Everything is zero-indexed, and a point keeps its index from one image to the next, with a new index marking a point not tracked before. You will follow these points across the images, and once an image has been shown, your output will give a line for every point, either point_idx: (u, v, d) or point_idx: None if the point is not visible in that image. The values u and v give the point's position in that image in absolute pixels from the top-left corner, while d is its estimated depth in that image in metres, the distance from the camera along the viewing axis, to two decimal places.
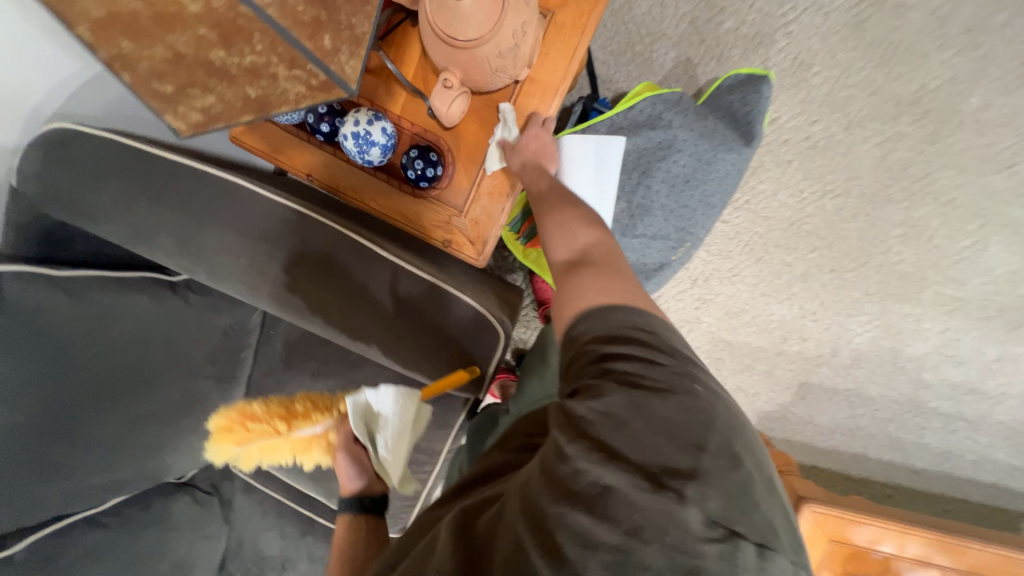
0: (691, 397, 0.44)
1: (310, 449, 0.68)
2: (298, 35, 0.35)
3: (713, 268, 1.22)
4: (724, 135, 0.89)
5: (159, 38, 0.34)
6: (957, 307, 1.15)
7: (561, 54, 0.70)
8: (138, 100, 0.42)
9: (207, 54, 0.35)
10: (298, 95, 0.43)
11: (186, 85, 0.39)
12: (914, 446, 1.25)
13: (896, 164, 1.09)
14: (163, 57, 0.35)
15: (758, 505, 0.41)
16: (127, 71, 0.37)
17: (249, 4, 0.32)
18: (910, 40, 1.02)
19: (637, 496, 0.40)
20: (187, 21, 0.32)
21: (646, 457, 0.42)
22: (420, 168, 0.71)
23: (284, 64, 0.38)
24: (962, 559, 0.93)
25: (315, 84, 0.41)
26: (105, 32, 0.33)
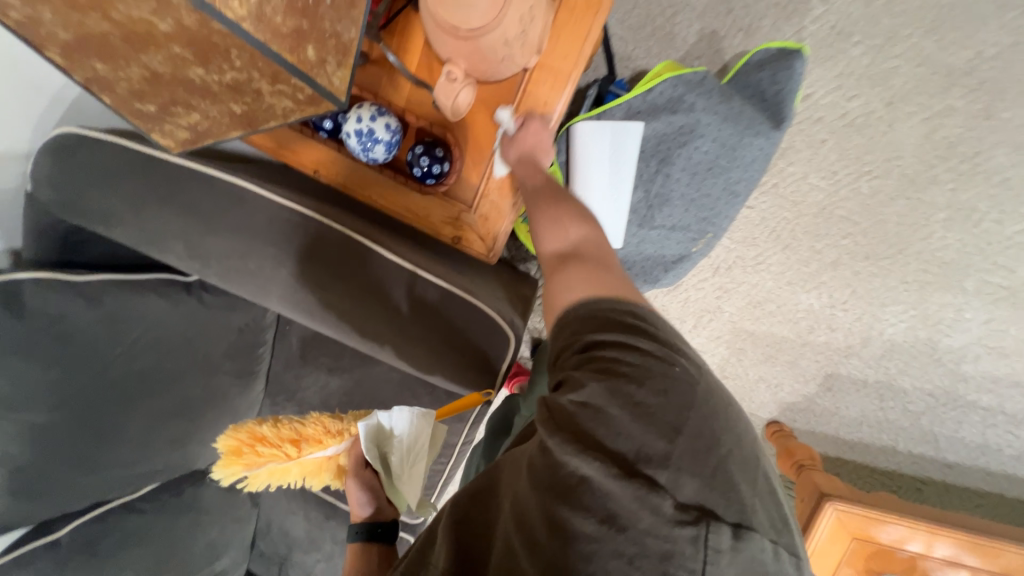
0: (669, 379, 0.43)
1: (321, 473, 0.60)
2: (277, 48, 0.35)
3: (736, 256, 1.16)
4: (751, 118, 0.82)
5: (136, 59, 0.38)
6: (1003, 296, 1.07)
7: (573, 38, 0.65)
8: (135, 119, 0.48)
9: (185, 72, 0.38)
10: (287, 110, 0.44)
11: (170, 103, 0.45)
12: (947, 440, 1.20)
13: (943, 142, 1.00)
14: (142, 75, 0.40)
15: (738, 486, 0.40)
16: (115, 91, 0.43)
17: (223, 21, 0.32)
18: (966, 2, 0.92)
19: (610, 484, 0.40)
20: (160, 40, 0.35)
21: (621, 444, 0.41)
22: (426, 164, 0.68)
23: (266, 79, 0.39)
24: (994, 560, 0.89)
25: (301, 98, 0.42)
26: (85, 54, 0.38)
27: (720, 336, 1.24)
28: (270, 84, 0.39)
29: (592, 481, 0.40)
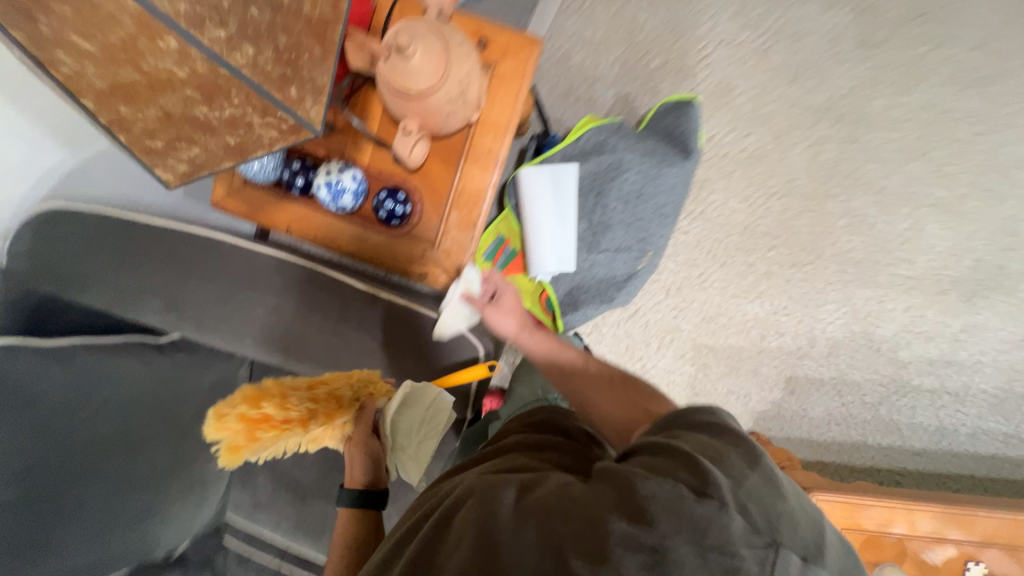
0: (732, 443, 0.49)
1: (325, 442, 0.67)
2: (268, 88, 0.44)
3: (683, 277, 1.28)
4: (665, 153, 0.98)
5: (151, 101, 0.45)
6: (913, 285, 1.22)
7: (506, 98, 0.80)
8: (138, 155, 0.54)
9: (192, 110, 0.46)
10: (273, 138, 0.52)
11: (174, 138, 0.51)
12: (909, 427, 1.27)
13: (826, 163, 1.20)
14: (155, 115, 0.47)
15: (798, 525, 0.44)
16: (126, 130, 0.49)
17: (228, 69, 0.41)
18: (812, 58, 1.17)
19: (682, 503, 0.43)
20: (176, 85, 0.42)
21: (692, 474, 0.45)
22: (390, 207, 0.78)
23: (258, 113, 0.47)
24: (973, 529, 0.92)
25: (286, 127, 0.50)
26: (107, 100, 0.45)
27: (685, 354, 1.31)
28: (262, 115, 0.47)
29: (659, 496, 0.43)
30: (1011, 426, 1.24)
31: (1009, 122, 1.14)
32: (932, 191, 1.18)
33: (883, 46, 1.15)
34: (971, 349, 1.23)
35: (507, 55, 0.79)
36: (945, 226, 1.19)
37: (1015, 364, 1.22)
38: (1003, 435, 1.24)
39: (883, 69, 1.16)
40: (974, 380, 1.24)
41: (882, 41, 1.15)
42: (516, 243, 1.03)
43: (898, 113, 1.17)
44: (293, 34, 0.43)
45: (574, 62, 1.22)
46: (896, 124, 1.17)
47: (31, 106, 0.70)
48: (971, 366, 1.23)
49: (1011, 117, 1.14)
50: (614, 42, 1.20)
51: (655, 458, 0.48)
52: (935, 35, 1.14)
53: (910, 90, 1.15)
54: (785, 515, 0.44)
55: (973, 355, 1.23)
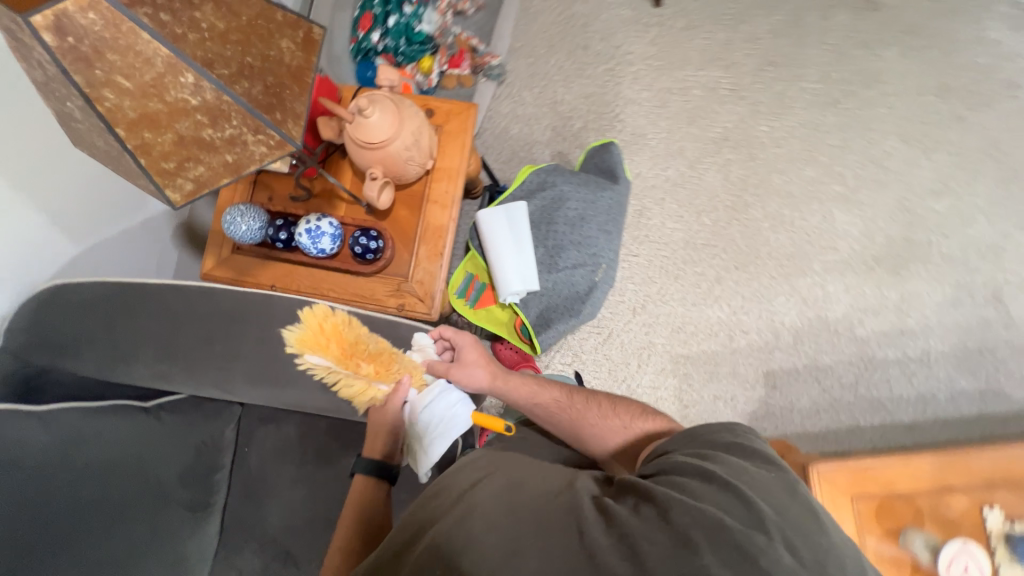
0: (773, 481, 0.57)
1: (360, 387, 0.77)
2: (262, 111, 0.53)
3: (644, 295, 1.39)
4: (598, 182, 1.15)
5: (170, 125, 0.50)
6: (844, 267, 1.36)
7: (454, 148, 0.96)
8: (143, 183, 0.52)
9: (200, 132, 0.51)
10: (265, 157, 0.57)
11: (182, 160, 0.53)
12: (892, 401, 1.30)
13: (737, 179, 1.41)
14: (170, 140, 0.51)
15: (840, 557, 0.50)
16: (143, 156, 0.50)
17: (230, 91, 0.50)
18: (701, 104, 1.45)
19: (725, 528, 0.49)
20: (190, 109, 0.49)
21: (731, 507, 0.52)
22: (364, 243, 0.88)
23: (252, 130, 0.54)
24: (970, 475, 0.91)
25: (277, 144, 0.56)
26: (133, 126, 0.48)
27: (665, 367, 1.36)
28: (254, 134, 0.54)
29: (703, 522, 0.50)
30: (982, 382, 1.29)
31: (869, 127, 1.41)
32: (830, 188, 1.39)
33: (752, 87, 1.45)
34: (916, 315, 1.33)
35: (450, 117, 0.98)
36: (851, 213, 1.38)
37: (960, 322, 1.32)
38: (979, 392, 1.29)
39: (758, 104, 1.44)
40: (931, 344, 1.32)
41: (751, 84, 1.45)
42: (485, 277, 1.14)
43: (781, 133, 1.42)
44: (276, 75, 0.54)
45: (513, 135, 1.46)
46: (782, 141, 1.42)
47: (46, 202, 0.82)
48: (923, 331, 1.33)
49: (868, 123, 1.41)
50: (542, 115, 1.47)
51: (694, 485, 0.56)
52: (789, 75, 1.44)
53: (783, 116, 1.43)
54: (832, 555, 0.50)
55: (919, 320, 1.33)
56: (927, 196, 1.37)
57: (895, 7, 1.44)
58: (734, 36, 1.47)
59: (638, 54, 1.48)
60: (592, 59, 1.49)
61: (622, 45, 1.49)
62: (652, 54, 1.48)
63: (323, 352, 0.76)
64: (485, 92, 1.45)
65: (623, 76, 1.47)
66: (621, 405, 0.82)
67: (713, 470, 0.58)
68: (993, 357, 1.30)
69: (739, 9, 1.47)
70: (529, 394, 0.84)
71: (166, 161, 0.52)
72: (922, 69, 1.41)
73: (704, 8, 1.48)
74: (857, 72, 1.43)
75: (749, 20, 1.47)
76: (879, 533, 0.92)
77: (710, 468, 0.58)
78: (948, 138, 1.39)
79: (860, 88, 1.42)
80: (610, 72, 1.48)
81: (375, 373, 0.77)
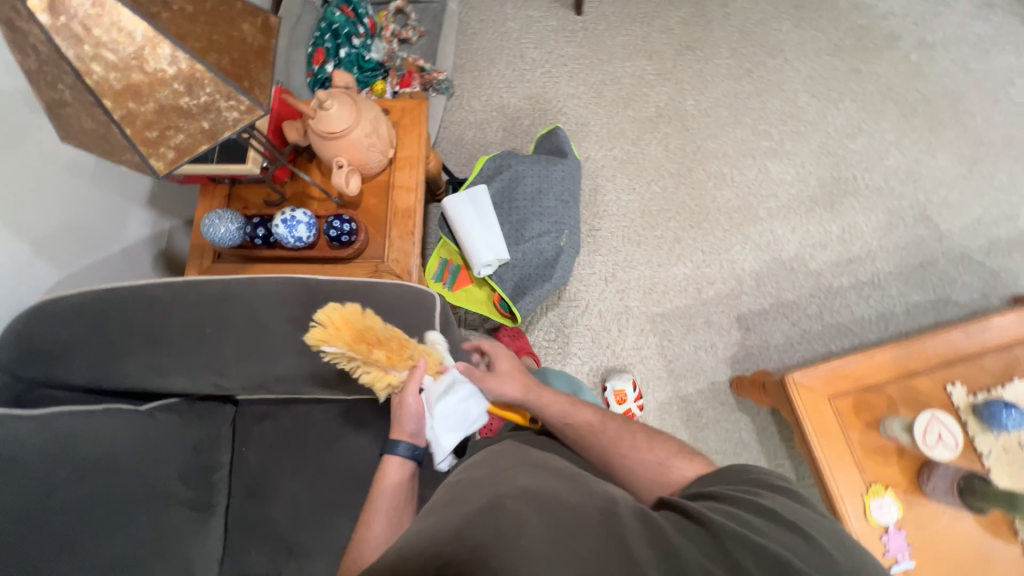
0: (831, 531, 0.57)
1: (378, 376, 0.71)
2: (231, 79, 0.57)
3: (613, 264, 1.48)
4: (549, 159, 1.26)
5: (151, 94, 0.53)
6: (786, 211, 1.49)
7: (412, 139, 1.06)
8: (130, 152, 0.56)
9: (177, 101, 0.55)
10: (239, 124, 0.61)
11: (164, 129, 0.56)
12: (855, 323, 1.40)
13: (677, 149, 1.55)
14: (152, 109, 0.54)
15: None
16: (129, 126, 0.54)
17: (199, 60, 0.54)
18: (633, 90, 1.61)
19: (780, 560, 0.50)
20: (167, 79, 0.53)
21: (789, 545, 0.53)
22: (338, 228, 0.94)
23: (224, 97, 0.57)
24: (927, 358, 0.99)
25: (248, 110, 0.60)
26: (117, 96, 0.52)
27: (644, 328, 1.43)
28: (227, 100, 0.57)
29: (758, 553, 0.51)
30: (930, 293, 1.41)
31: (781, 88, 1.59)
32: (759, 145, 1.55)
33: (674, 69, 1.62)
34: (858, 243, 1.46)
35: (404, 113, 1.08)
36: (783, 163, 1.53)
37: (898, 243, 1.45)
38: (928, 303, 1.40)
39: (682, 82, 1.61)
40: (877, 267, 1.44)
41: (673, 67, 1.62)
42: (459, 260, 1.21)
43: (707, 104, 1.59)
44: (242, 50, 0.59)
45: (469, 140, 1.59)
46: (709, 111, 1.58)
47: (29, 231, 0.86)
48: (867, 256, 1.45)
49: (780, 85, 1.59)
50: (493, 119, 1.60)
51: (749, 517, 0.57)
52: (704, 54, 1.63)
53: (706, 90, 1.59)
54: None
55: (862, 248, 1.45)
56: (843, 139, 1.54)
57: None
58: (650, 30, 1.66)
59: (570, 55, 1.65)
60: (529, 66, 1.65)
61: (554, 50, 1.66)
62: (582, 53, 1.65)
63: (336, 341, 0.66)
64: (437, 106, 1.55)
65: (559, 76, 1.63)
66: (659, 439, 0.78)
67: (776, 508, 0.58)
68: (934, 269, 1.43)
69: (650, 7, 1.67)
70: (560, 411, 0.81)
71: (150, 130, 0.55)
72: (815, 34, 1.62)
73: (619, 10, 1.68)
74: (761, 44, 1.62)
75: (660, 14, 1.67)
76: (863, 428, 0.98)
77: (771, 506, 0.59)
78: (850, 87, 1.57)
79: (766, 57, 1.61)
80: (547, 74, 1.64)
81: (392, 362, 0.70)
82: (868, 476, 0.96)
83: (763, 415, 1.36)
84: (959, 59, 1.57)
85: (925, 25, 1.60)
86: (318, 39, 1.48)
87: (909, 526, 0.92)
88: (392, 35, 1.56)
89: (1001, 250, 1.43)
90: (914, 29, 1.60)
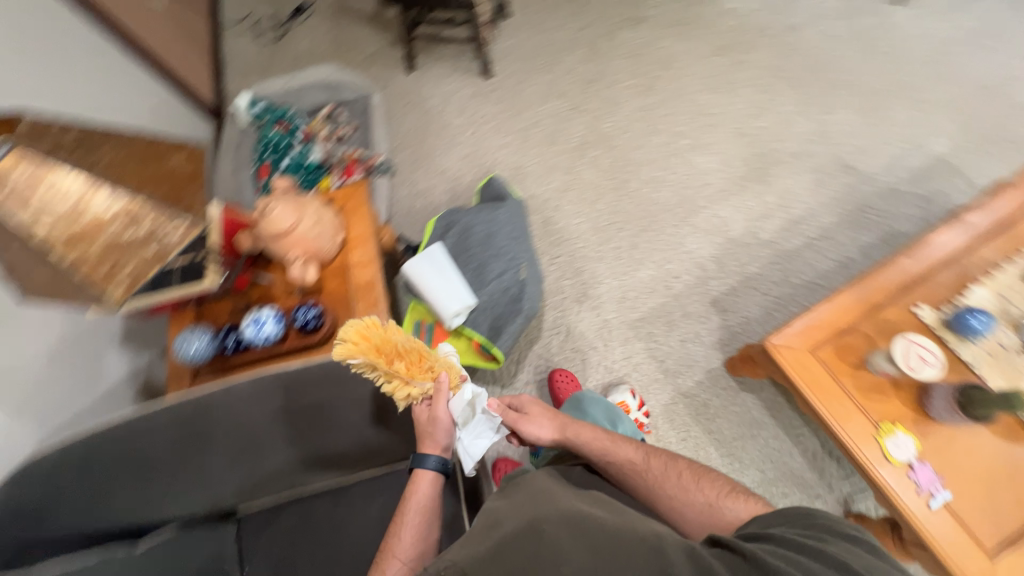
0: None
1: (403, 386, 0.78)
2: (167, 202, 0.64)
3: (582, 284, 1.53)
4: (492, 205, 1.34)
5: (98, 234, 0.59)
6: (723, 194, 1.59)
7: (358, 219, 1.13)
8: (83, 290, 0.60)
9: (122, 233, 0.61)
10: (180, 237, 0.67)
11: (113, 262, 0.61)
12: (820, 278, 1.45)
13: (609, 167, 1.67)
14: (100, 247, 0.59)
15: None
16: (81, 266, 0.58)
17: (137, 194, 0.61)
18: (555, 127, 1.76)
19: None
20: (108, 217, 0.59)
21: None
22: (305, 316, 0.97)
23: (164, 218, 0.64)
24: (886, 288, 1.03)
25: (187, 224, 0.67)
26: (67, 243, 0.56)
27: (629, 336, 1.46)
28: (167, 221, 0.64)
29: None
30: (878, 231, 1.48)
31: (683, 93, 1.75)
32: (680, 144, 1.67)
33: (586, 101, 1.78)
34: (797, 205, 1.54)
35: (347, 199, 1.15)
36: (707, 154, 1.65)
37: (833, 195, 1.54)
38: (880, 241, 1.47)
39: (596, 110, 1.76)
40: (822, 221, 1.52)
41: (584, 100, 1.79)
42: (431, 318, 1.24)
43: (624, 122, 1.73)
44: (173, 178, 0.67)
45: (420, 209, 1.69)
46: (627, 127, 1.72)
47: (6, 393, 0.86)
48: (810, 214, 1.53)
49: (681, 90, 1.75)
50: (437, 185, 1.72)
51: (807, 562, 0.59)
52: (607, 83, 1.80)
53: (618, 110, 1.75)
54: None
55: (803, 208, 1.54)
56: (752, 120, 1.68)
57: (656, 14, 1.89)
58: (555, 75, 1.84)
59: (492, 114, 1.81)
60: (458, 132, 1.80)
61: (477, 113, 1.82)
62: (502, 109, 1.81)
63: (362, 354, 0.73)
64: (381, 185, 1.64)
65: (487, 133, 1.78)
66: (709, 478, 0.86)
67: (844, 558, 0.59)
68: (874, 209, 1.51)
69: (549, 57, 1.87)
70: (602, 447, 0.90)
71: (101, 267, 0.60)
72: (697, 43, 1.82)
73: (524, 66, 1.88)
74: (654, 62, 1.81)
75: (560, 61, 1.86)
76: (851, 371, 0.99)
77: (838, 557, 0.59)
78: (742, 77, 1.75)
79: (662, 71, 1.80)
80: (476, 134, 1.78)
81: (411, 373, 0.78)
82: (876, 418, 0.96)
83: (767, 389, 1.36)
84: (825, 31, 1.77)
85: (786, 12, 1.82)
86: (260, 155, 1.61)
87: (930, 457, 0.92)
88: (327, 135, 1.70)
89: (924, 178, 1.53)
90: (779, 17, 1.82)
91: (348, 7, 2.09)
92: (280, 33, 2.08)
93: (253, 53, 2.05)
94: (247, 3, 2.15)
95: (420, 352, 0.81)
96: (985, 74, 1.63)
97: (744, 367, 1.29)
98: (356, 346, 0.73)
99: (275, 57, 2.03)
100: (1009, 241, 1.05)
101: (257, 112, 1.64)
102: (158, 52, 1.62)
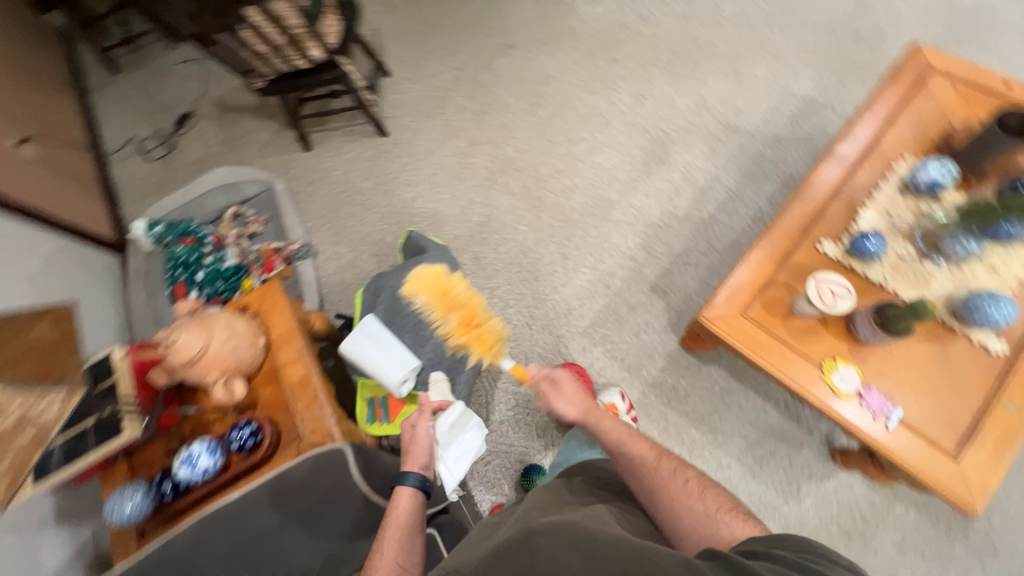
0: None
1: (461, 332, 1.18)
2: (39, 381, 0.62)
3: (527, 307, 1.54)
4: (415, 261, 1.35)
5: None
6: (632, 184, 1.65)
7: (277, 318, 1.10)
8: None
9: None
10: (59, 410, 0.65)
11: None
12: (741, 237, 1.53)
13: (521, 188, 1.71)
14: None
15: None
16: None
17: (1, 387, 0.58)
18: (460, 165, 1.79)
19: None
20: None
21: None
22: (242, 435, 0.93)
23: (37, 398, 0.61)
24: (789, 235, 1.09)
25: (65, 395, 0.65)
26: None
27: (585, 345, 1.47)
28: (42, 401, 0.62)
29: None
30: (777, 179, 1.57)
31: (570, 101, 1.82)
32: (580, 148, 1.74)
33: (483, 133, 1.83)
34: (701, 175, 1.62)
35: (262, 301, 1.12)
36: (607, 151, 1.71)
37: (728, 157, 1.63)
38: (781, 187, 1.57)
39: (494, 139, 1.81)
40: (727, 183, 1.60)
41: (481, 132, 1.83)
42: (382, 391, 1.21)
43: (523, 142, 1.78)
44: (41, 350, 0.64)
45: (351, 280, 1.67)
46: (527, 146, 1.78)
47: None
48: (714, 179, 1.61)
49: (566, 99, 1.83)
50: (362, 252, 1.70)
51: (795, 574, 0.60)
52: (499, 110, 1.86)
53: (515, 133, 1.80)
54: None
55: (706, 176, 1.62)
56: (638, 108, 1.76)
57: (525, 36, 1.98)
58: (448, 116, 1.89)
59: (398, 169, 1.83)
60: (369, 195, 1.80)
61: (383, 172, 1.84)
62: (406, 161, 1.83)
63: (429, 295, 1.21)
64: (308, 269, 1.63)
65: (397, 188, 1.79)
66: (713, 490, 0.83)
67: None
68: (768, 160, 1.60)
69: (438, 100, 1.92)
70: (617, 441, 0.90)
71: None
72: (569, 52, 1.91)
73: (416, 116, 1.91)
74: (535, 80, 1.89)
75: (448, 101, 1.91)
76: (784, 321, 1.03)
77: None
78: (618, 72, 1.84)
79: (545, 86, 1.87)
80: (387, 192, 1.79)
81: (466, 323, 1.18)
82: (818, 357, 0.99)
83: (725, 355, 1.40)
84: (678, 14, 1.90)
85: (639, 5, 1.95)
86: (171, 274, 1.55)
87: (874, 381, 0.96)
88: (239, 235, 1.67)
89: (802, 120, 1.65)
90: (634, 11, 1.94)
91: (231, 103, 2.08)
92: (168, 146, 2.04)
93: (146, 173, 2.01)
94: (127, 125, 2.11)
95: (471, 308, 1.19)
96: (823, 16, 1.79)
97: (697, 342, 1.32)
98: (431, 287, 1.22)
99: (170, 172, 2.00)
100: (878, 162, 1.13)
101: (158, 232, 1.58)
102: (40, 203, 1.56)
